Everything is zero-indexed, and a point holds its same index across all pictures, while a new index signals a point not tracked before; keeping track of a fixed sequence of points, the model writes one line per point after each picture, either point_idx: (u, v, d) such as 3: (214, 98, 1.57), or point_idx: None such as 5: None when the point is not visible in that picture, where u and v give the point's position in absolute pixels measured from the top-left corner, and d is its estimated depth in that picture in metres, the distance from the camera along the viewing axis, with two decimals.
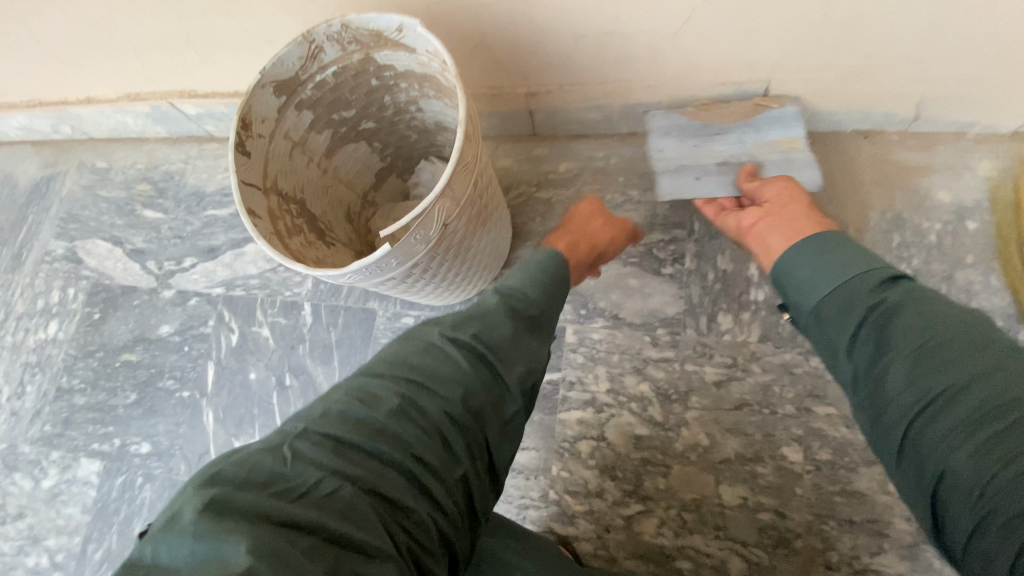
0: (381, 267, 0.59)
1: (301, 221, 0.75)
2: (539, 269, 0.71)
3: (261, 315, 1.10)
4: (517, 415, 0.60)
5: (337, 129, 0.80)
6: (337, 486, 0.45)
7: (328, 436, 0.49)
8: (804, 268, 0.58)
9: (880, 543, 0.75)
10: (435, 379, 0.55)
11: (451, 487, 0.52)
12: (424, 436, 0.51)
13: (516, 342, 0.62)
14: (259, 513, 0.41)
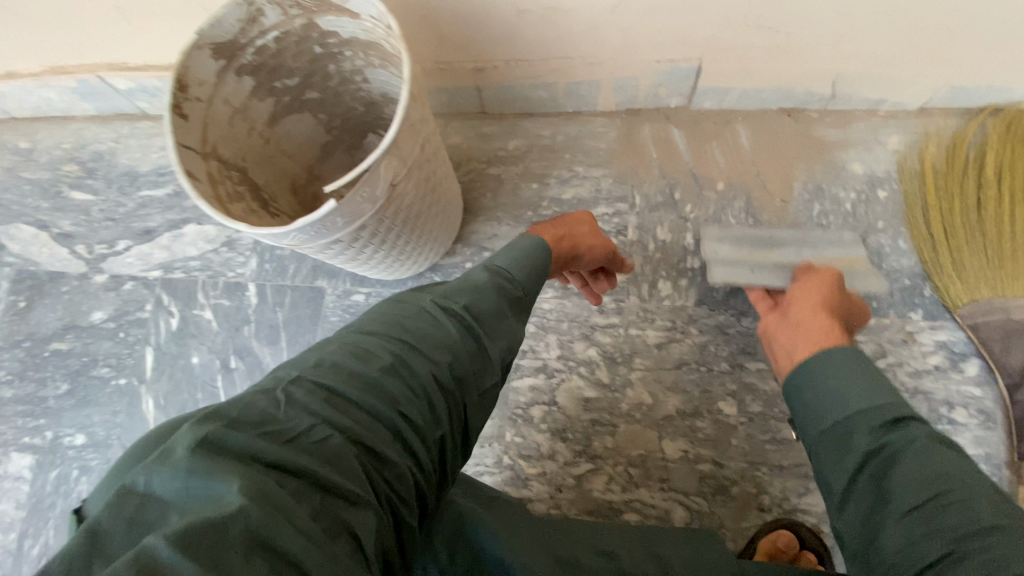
0: (326, 227, 0.59)
1: (243, 188, 0.73)
2: (523, 252, 0.74)
3: (204, 297, 1.06)
4: (495, 386, 0.64)
5: (280, 98, 0.79)
6: (327, 435, 0.46)
7: (322, 386, 0.50)
8: (854, 380, 0.57)
9: (806, 484, 0.82)
10: (426, 342, 0.58)
11: (430, 445, 0.54)
12: (412, 394, 0.53)
13: (500, 319, 0.65)
14: (250, 453, 0.42)
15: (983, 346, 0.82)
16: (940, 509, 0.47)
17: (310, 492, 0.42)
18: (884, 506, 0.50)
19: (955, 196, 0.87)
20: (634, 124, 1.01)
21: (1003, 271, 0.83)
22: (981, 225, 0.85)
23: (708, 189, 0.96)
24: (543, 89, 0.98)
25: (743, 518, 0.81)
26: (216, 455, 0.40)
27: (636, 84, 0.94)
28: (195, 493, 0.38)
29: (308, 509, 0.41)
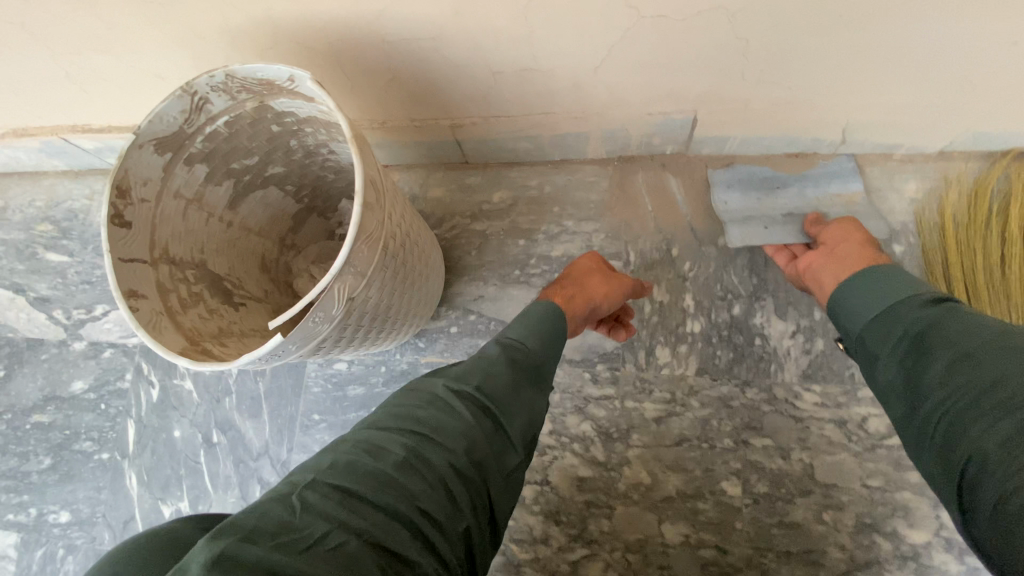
0: (280, 353, 0.54)
1: (201, 287, 0.68)
2: (537, 317, 0.71)
3: (183, 365, 1.02)
4: (518, 466, 0.61)
5: (239, 178, 0.74)
6: (343, 540, 0.44)
7: (338, 487, 0.48)
8: (878, 282, 0.62)
9: (816, 573, 0.76)
10: (440, 432, 0.55)
11: (454, 540, 0.51)
12: (429, 489, 0.51)
13: (516, 395, 0.63)
14: (265, 568, 0.40)
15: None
16: (982, 356, 0.50)
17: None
18: (933, 357, 0.53)
19: (978, 253, 0.79)
20: (627, 173, 0.94)
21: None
22: (1007, 286, 0.78)
23: (708, 245, 0.89)
24: (527, 142, 0.91)
25: None
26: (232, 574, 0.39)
27: (628, 134, 0.87)
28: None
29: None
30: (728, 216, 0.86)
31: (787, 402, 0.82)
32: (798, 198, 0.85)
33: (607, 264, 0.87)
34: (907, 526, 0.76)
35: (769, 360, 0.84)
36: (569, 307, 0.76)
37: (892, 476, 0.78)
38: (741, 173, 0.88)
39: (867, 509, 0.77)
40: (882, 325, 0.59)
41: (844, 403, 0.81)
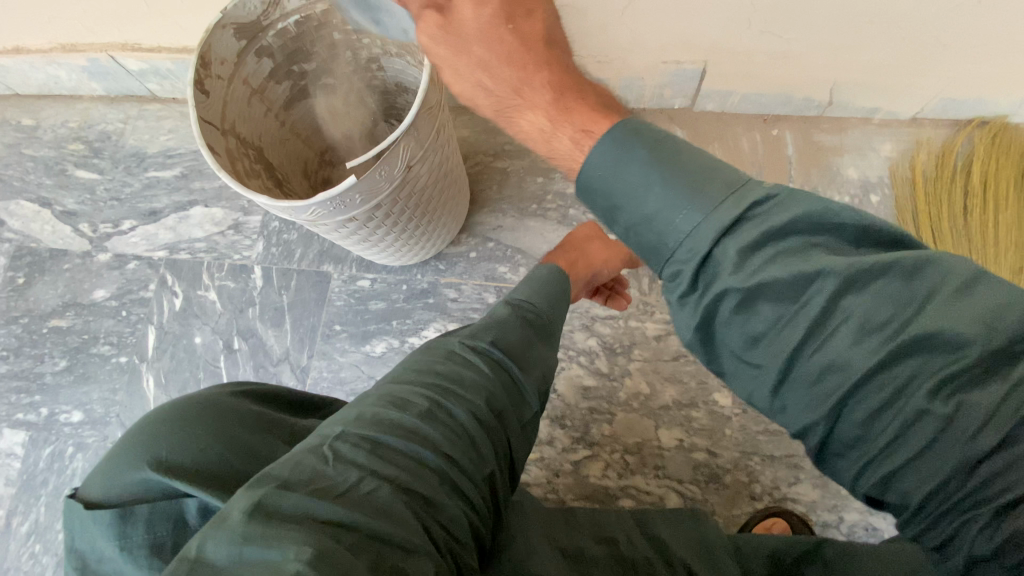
0: (345, 203, 0.61)
1: (258, 166, 0.76)
2: (546, 279, 0.70)
3: (207, 278, 1.06)
4: (533, 418, 0.59)
5: (296, 81, 0.81)
6: (376, 486, 0.42)
7: (365, 436, 0.45)
8: (668, 194, 0.41)
9: (796, 474, 0.84)
10: (462, 383, 0.52)
11: (484, 486, 0.49)
12: (456, 437, 0.48)
13: (529, 351, 0.60)
14: (304, 512, 0.38)
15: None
16: (872, 359, 0.36)
17: (367, 545, 0.38)
18: (799, 374, 0.38)
19: (944, 201, 0.91)
20: None
21: (988, 273, 0.87)
22: (966, 229, 0.90)
23: None
24: None
25: (735, 506, 0.83)
26: (273, 515, 0.37)
27: (643, 84, 0.97)
28: (248, 559, 0.34)
29: (367, 562, 0.37)
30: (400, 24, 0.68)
31: None
32: None
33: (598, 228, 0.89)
34: None
35: None
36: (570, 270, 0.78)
37: None
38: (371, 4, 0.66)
39: None
40: (708, 308, 0.40)
41: None
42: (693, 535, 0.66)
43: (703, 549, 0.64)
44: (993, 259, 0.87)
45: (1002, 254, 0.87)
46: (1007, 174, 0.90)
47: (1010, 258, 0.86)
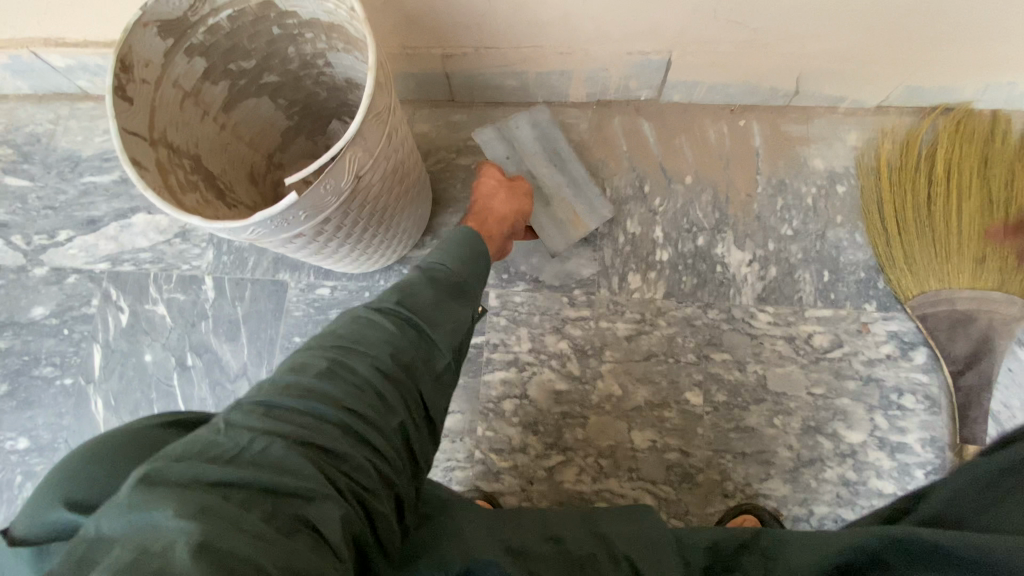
0: (288, 220, 0.56)
1: (195, 177, 0.69)
2: (458, 242, 0.71)
3: (156, 291, 1.00)
4: (447, 370, 0.61)
5: (235, 81, 0.75)
6: (268, 443, 0.42)
7: (260, 403, 0.46)
8: None
9: (767, 470, 0.84)
10: (363, 342, 0.54)
11: (389, 434, 0.50)
12: (356, 391, 0.50)
13: (438, 308, 0.62)
14: (192, 478, 0.37)
15: (932, 334, 0.86)
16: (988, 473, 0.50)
17: (259, 499, 0.38)
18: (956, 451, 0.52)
19: (904, 190, 0.91)
20: (605, 116, 1.01)
21: (951, 266, 0.86)
22: (931, 220, 0.89)
23: (676, 182, 0.97)
24: (514, 78, 0.96)
25: (708, 504, 0.84)
26: (158, 485, 0.36)
27: (607, 75, 0.94)
28: (134, 528, 0.33)
29: (259, 514, 0.37)
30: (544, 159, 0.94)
31: (743, 321, 0.90)
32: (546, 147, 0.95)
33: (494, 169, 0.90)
34: (846, 428, 0.85)
35: (729, 285, 0.92)
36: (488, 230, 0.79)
37: (833, 384, 0.87)
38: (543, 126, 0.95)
39: (811, 413, 0.86)
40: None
41: (793, 321, 0.90)
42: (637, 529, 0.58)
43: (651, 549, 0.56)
44: (957, 251, 0.87)
45: (965, 245, 0.86)
46: (969, 161, 0.89)
47: (971, 250, 0.86)
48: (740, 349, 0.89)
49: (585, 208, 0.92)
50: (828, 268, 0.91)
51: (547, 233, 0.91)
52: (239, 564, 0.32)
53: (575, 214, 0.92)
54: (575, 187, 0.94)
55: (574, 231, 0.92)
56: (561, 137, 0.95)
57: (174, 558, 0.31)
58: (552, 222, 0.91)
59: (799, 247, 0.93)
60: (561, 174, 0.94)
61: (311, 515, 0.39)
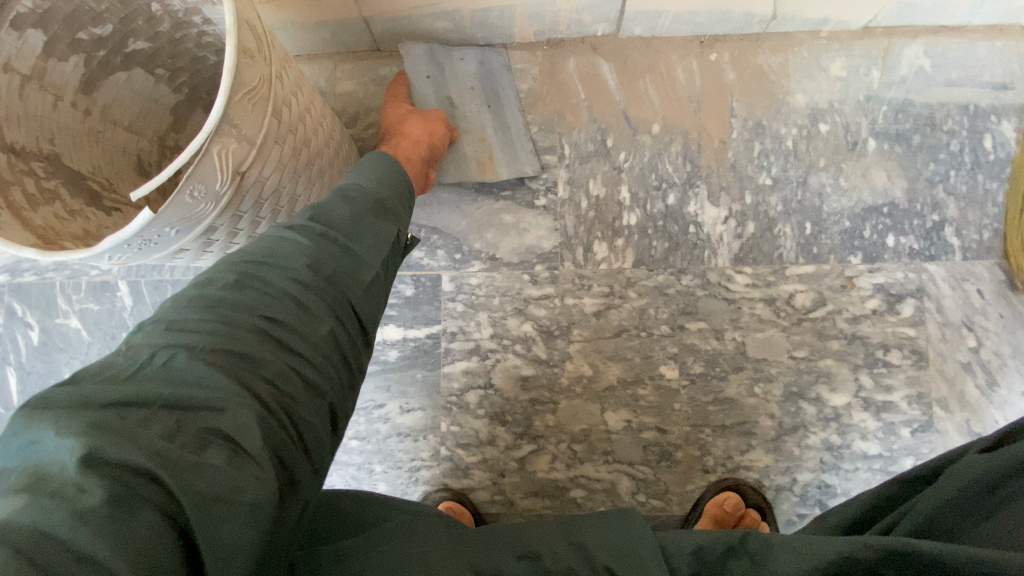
0: (153, 239, 0.45)
1: (53, 183, 0.57)
2: (373, 167, 0.60)
3: (65, 302, 0.88)
4: (378, 281, 0.52)
5: (90, 54, 0.61)
6: (171, 355, 0.36)
7: (161, 320, 0.39)
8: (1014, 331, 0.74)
9: (749, 441, 0.80)
10: (276, 253, 0.45)
11: (319, 343, 0.42)
12: (271, 299, 0.41)
13: (360, 221, 0.52)
14: (76, 397, 0.31)
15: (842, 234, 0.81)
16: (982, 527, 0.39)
17: (163, 414, 0.32)
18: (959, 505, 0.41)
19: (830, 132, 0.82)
20: (557, 59, 0.87)
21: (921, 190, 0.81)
22: (931, 149, 0.82)
23: (641, 132, 0.85)
24: (446, 20, 0.82)
25: (688, 481, 0.80)
26: (38, 407, 0.30)
27: (556, 9, 0.80)
28: (21, 454, 0.29)
29: (161, 430, 0.31)
30: (469, 84, 0.84)
31: (720, 285, 0.83)
32: (470, 71, 0.85)
33: (401, 91, 0.81)
34: (829, 390, 0.80)
35: (703, 246, 0.83)
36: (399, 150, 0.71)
37: (815, 346, 0.81)
38: (491, 59, 0.86)
39: (794, 378, 0.81)
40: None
41: (774, 282, 0.82)
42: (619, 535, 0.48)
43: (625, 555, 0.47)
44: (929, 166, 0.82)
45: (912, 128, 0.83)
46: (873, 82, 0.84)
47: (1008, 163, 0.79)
48: (717, 317, 0.82)
49: (503, 155, 0.84)
50: (810, 220, 0.83)
51: (444, 170, 0.83)
52: (135, 482, 0.28)
53: (487, 156, 0.83)
54: (502, 132, 0.84)
55: (479, 175, 0.83)
56: (508, 83, 0.86)
57: (61, 480, 0.27)
58: (457, 162, 0.83)
59: (779, 198, 0.84)
60: (489, 115, 0.84)
61: (225, 425, 0.33)
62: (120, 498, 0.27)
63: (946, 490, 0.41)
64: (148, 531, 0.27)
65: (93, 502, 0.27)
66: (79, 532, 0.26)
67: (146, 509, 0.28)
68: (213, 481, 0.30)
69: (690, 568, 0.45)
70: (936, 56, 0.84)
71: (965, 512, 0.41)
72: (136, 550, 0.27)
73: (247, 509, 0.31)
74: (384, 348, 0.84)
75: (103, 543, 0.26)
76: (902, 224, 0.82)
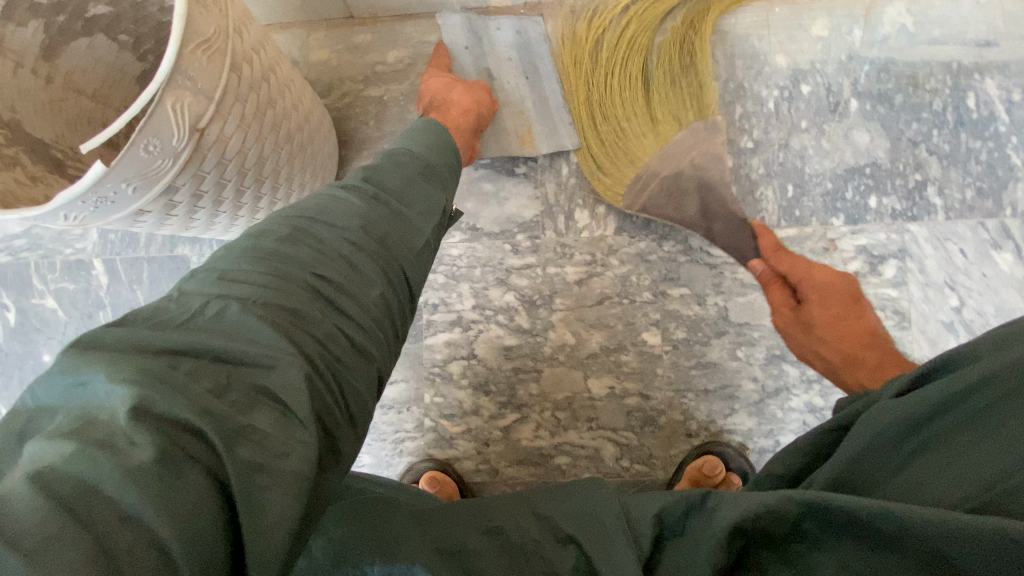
0: (111, 196, 0.44)
1: (12, 150, 0.56)
2: (423, 132, 0.63)
3: (40, 282, 0.87)
4: (426, 249, 0.54)
5: (48, 18, 0.59)
6: (223, 306, 0.36)
7: (214, 271, 0.39)
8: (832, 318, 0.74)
9: (732, 405, 0.80)
10: (327, 214, 0.46)
11: (370, 305, 0.43)
12: (324, 259, 0.42)
13: (405, 188, 0.54)
14: (134, 344, 0.31)
15: (659, 213, 0.80)
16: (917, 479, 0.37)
17: (213, 368, 0.31)
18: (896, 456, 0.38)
19: (588, 101, 0.83)
20: (534, 23, 0.85)
21: (683, 121, 0.83)
22: (630, 110, 0.83)
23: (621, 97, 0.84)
24: None
25: (671, 446, 0.80)
26: (95, 349, 0.30)
27: None
28: (73, 395, 0.28)
29: (210, 384, 0.30)
30: (507, 56, 0.84)
31: (702, 251, 0.82)
32: (510, 43, 0.84)
33: (443, 62, 0.82)
34: None
35: None
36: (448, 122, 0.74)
37: None
38: (529, 28, 0.84)
39: (776, 341, 0.81)
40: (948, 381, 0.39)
41: None
42: (585, 508, 0.51)
43: (590, 523, 0.49)
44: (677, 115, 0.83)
45: (630, 120, 0.83)
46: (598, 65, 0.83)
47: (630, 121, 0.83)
48: (700, 282, 0.81)
49: (542, 128, 0.83)
50: (792, 183, 0.82)
51: (485, 142, 0.83)
52: (181, 437, 0.27)
53: (525, 129, 0.83)
54: (542, 106, 0.84)
55: (519, 148, 0.83)
56: (547, 52, 0.84)
57: (110, 429, 0.26)
58: (498, 135, 0.83)
59: (761, 161, 0.83)
60: (528, 86, 0.84)
61: (274, 385, 0.32)
62: (167, 455, 0.26)
63: (865, 435, 0.39)
64: (193, 492, 0.26)
65: (143, 457, 0.25)
66: (122, 485, 0.24)
67: (193, 469, 0.27)
68: (256, 448, 0.29)
69: (652, 529, 0.48)
70: (918, 13, 0.83)
71: (878, 458, 0.39)
72: (180, 510, 0.25)
73: (289, 476, 0.30)
74: None
75: (146, 501, 0.24)
76: (884, 184, 0.82)
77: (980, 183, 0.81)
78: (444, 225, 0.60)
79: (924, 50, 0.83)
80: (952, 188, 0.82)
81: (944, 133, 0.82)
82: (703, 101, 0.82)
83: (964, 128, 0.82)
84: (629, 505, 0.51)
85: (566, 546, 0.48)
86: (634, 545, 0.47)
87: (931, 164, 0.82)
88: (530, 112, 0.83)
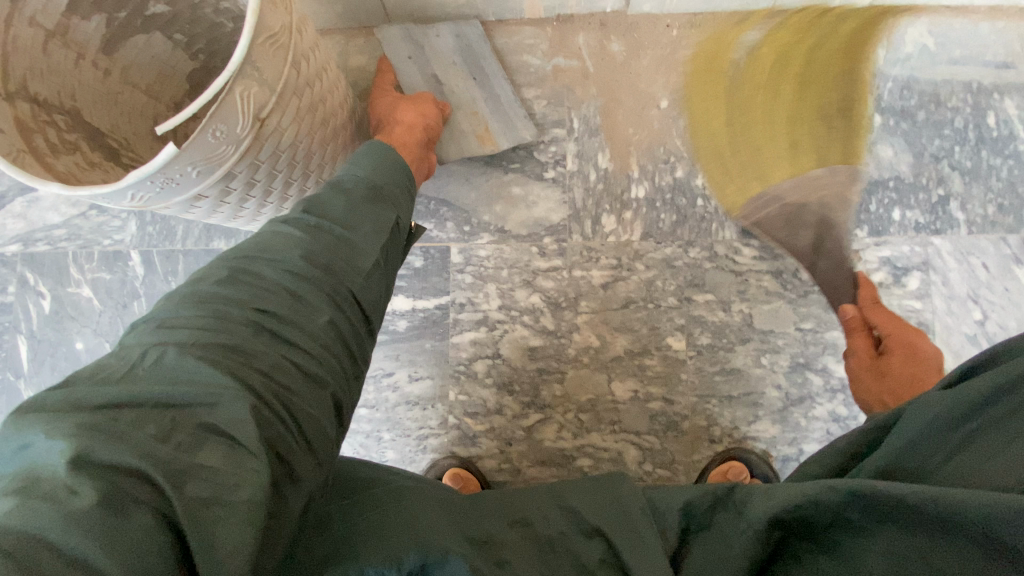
0: (175, 178, 0.46)
1: (74, 136, 0.59)
2: (375, 155, 0.61)
3: (78, 272, 0.89)
4: (378, 270, 0.53)
5: (112, 14, 0.62)
6: (161, 352, 0.37)
7: (153, 319, 0.40)
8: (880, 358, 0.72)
9: (755, 412, 0.81)
10: (271, 248, 0.47)
11: (316, 333, 0.44)
12: (264, 293, 0.43)
13: (355, 209, 0.54)
14: (69, 402, 0.32)
15: (774, 233, 0.83)
16: (969, 461, 0.37)
17: (156, 415, 0.33)
18: (944, 444, 0.39)
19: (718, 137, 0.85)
20: (566, 35, 0.88)
21: (827, 159, 0.84)
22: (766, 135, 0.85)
23: (649, 107, 0.86)
24: None
25: (694, 452, 0.80)
26: (33, 411, 0.32)
27: None
28: (15, 459, 0.30)
29: (154, 430, 0.32)
30: (451, 61, 0.84)
31: (727, 258, 0.83)
32: (449, 50, 0.84)
33: (388, 79, 0.81)
34: (836, 361, 0.81)
35: (711, 220, 0.84)
36: (406, 131, 0.71)
37: (822, 318, 0.82)
38: (465, 34, 0.85)
39: (800, 350, 0.81)
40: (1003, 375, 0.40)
41: (781, 254, 0.83)
42: (610, 500, 0.53)
43: (614, 514, 0.51)
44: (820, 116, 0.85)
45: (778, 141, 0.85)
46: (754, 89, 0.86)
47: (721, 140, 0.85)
48: (724, 289, 0.82)
49: (499, 125, 0.83)
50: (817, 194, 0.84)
51: (445, 146, 0.82)
52: (125, 482, 0.29)
53: (483, 127, 0.82)
54: (494, 103, 0.83)
55: (480, 148, 0.82)
56: (489, 53, 0.85)
57: (52, 482, 0.28)
58: (457, 138, 0.82)
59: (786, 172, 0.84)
60: (477, 88, 0.84)
61: (218, 420, 0.34)
62: (109, 501, 0.28)
63: (905, 435, 0.41)
64: (143, 532, 0.28)
65: (84, 504, 0.27)
66: (68, 532, 0.26)
67: (140, 509, 0.28)
68: (206, 484, 0.31)
69: (680, 523, 0.50)
70: (940, 34, 0.86)
71: (927, 447, 0.40)
72: (131, 549, 0.27)
73: (241, 505, 0.31)
74: (393, 317, 0.85)
75: (94, 546, 0.26)
76: (908, 198, 0.83)
77: (1002, 199, 0.83)
78: (404, 237, 0.60)
79: (945, 70, 0.85)
80: (975, 203, 0.83)
81: (966, 150, 0.84)
82: (853, 143, 0.84)
83: (986, 146, 0.84)
84: (654, 500, 0.53)
85: (591, 539, 0.49)
86: (660, 536, 0.50)
87: (954, 180, 0.83)
88: (488, 114, 0.83)
